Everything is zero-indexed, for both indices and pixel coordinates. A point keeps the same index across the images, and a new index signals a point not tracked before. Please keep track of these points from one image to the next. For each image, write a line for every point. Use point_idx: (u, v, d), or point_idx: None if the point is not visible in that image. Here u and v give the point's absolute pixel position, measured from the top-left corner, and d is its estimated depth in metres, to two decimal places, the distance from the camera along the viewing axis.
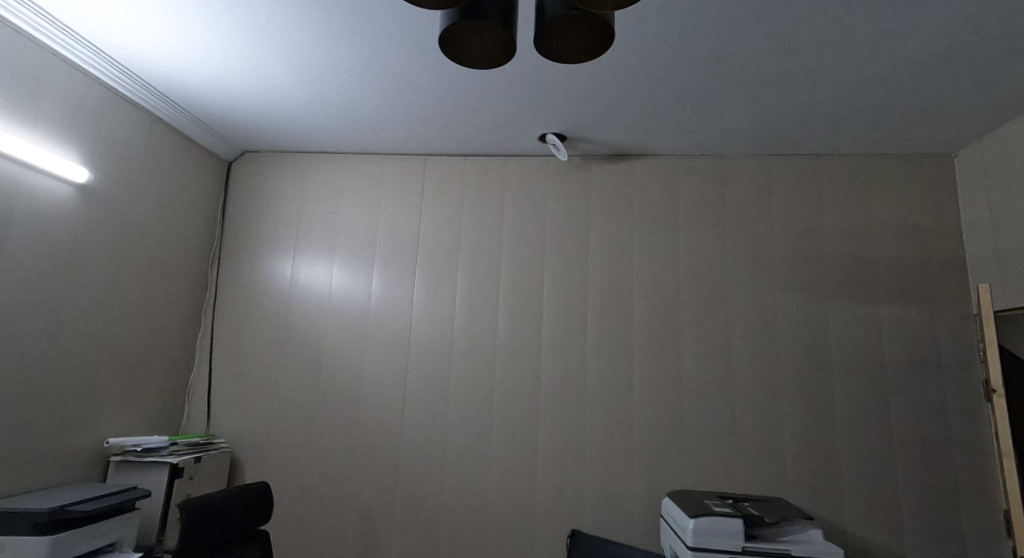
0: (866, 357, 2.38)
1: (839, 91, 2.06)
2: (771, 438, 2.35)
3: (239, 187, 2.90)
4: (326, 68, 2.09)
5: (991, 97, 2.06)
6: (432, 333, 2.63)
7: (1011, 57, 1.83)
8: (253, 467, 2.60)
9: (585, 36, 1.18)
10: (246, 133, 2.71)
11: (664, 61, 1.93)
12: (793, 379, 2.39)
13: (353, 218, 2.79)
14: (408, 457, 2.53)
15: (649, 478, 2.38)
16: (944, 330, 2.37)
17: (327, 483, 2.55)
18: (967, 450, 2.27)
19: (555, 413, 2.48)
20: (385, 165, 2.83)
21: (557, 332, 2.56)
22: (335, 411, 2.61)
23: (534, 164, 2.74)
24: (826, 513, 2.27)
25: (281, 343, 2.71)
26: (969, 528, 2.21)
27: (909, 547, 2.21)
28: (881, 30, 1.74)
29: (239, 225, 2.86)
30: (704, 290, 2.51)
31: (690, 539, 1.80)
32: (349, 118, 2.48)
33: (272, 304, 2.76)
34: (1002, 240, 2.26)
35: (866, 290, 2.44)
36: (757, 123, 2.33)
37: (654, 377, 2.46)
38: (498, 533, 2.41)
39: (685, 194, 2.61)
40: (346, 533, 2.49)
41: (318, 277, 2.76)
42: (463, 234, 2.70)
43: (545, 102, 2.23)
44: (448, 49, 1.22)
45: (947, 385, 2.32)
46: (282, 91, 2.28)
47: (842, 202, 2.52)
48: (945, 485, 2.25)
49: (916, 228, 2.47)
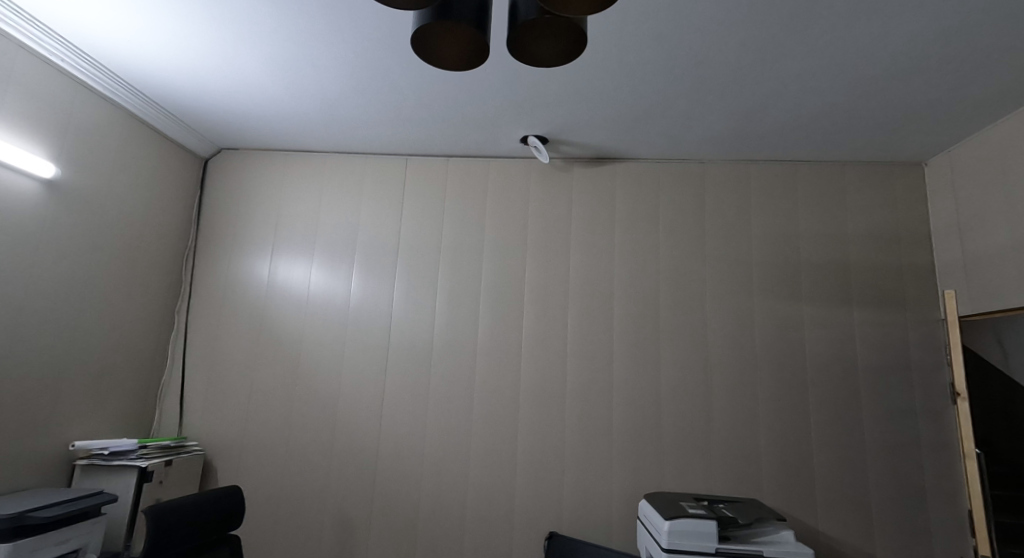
0: (840, 361, 2.43)
1: (814, 97, 2.10)
2: (746, 440, 2.38)
3: (215, 185, 2.85)
4: (305, 67, 2.07)
5: (958, 107, 2.12)
6: (412, 335, 2.61)
7: (976, 69, 1.89)
8: (227, 470, 2.55)
9: (561, 36, 1.18)
10: (223, 130, 2.66)
11: (644, 66, 1.95)
12: (769, 382, 2.43)
13: (333, 218, 2.76)
14: (386, 460, 2.50)
15: (627, 480, 2.39)
16: (914, 334, 2.43)
17: (303, 486, 2.51)
18: (935, 452, 2.32)
19: (534, 414, 2.49)
20: (366, 165, 2.80)
21: (537, 335, 2.56)
22: (312, 412, 2.58)
23: (516, 166, 2.74)
24: (800, 514, 2.30)
25: (257, 344, 2.67)
26: (936, 528, 2.26)
27: (878, 547, 2.26)
28: (854, 40, 1.78)
29: (215, 224, 2.81)
30: (682, 294, 2.54)
31: (665, 541, 1.82)
32: (328, 117, 2.45)
33: (248, 304, 2.72)
34: (969, 247, 2.33)
35: (841, 294, 2.49)
36: (735, 129, 2.36)
37: (634, 380, 2.48)
38: (476, 535, 2.41)
39: (665, 198, 2.64)
40: (322, 537, 2.46)
41: (297, 277, 2.72)
42: (445, 235, 2.69)
43: (526, 104, 2.23)
44: (422, 50, 1.22)
45: (915, 388, 2.38)
46: (259, 88, 2.25)
47: (818, 207, 2.57)
48: (912, 486, 2.30)
49: (888, 234, 2.53)
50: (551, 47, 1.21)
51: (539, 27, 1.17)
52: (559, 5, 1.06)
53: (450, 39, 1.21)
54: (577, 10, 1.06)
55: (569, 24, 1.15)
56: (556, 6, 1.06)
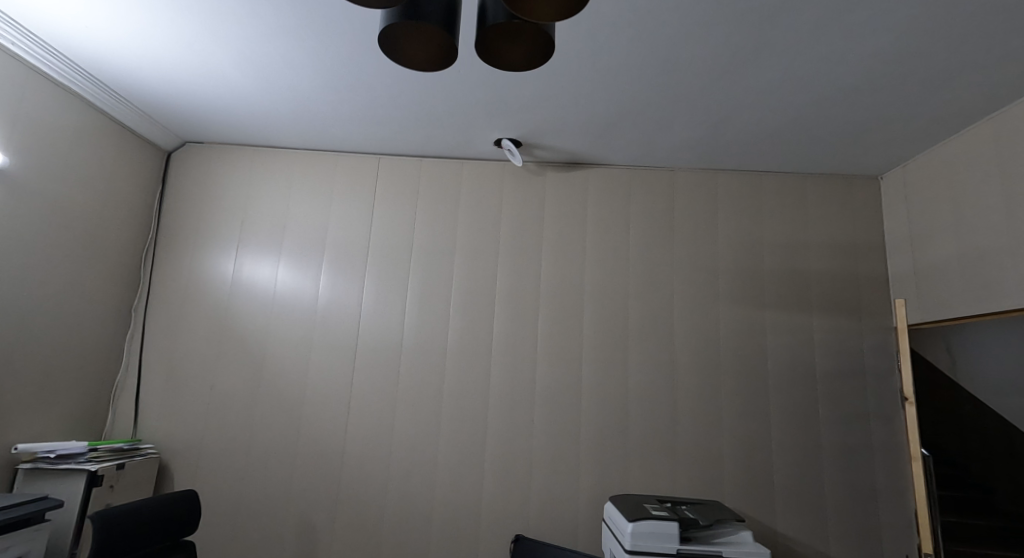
0: (800, 366, 2.50)
1: (778, 110, 2.16)
2: (709, 443, 2.43)
3: (179, 178, 2.77)
4: (274, 61, 2.03)
5: (911, 124, 2.22)
6: (381, 336, 2.58)
7: (928, 89, 1.99)
8: (184, 473, 2.47)
9: (529, 42, 1.20)
10: (189, 123, 2.59)
11: (616, 74, 1.98)
12: (733, 386, 2.48)
13: (303, 216, 2.71)
14: (352, 462, 2.47)
15: (593, 482, 2.41)
16: (869, 341, 2.53)
17: (264, 489, 2.45)
18: (886, 454, 2.42)
19: (503, 417, 2.49)
20: (338, 163, 2.76)
21: (508, 337, 2.56)
22: (276, 413, 2.52)
23: (490, 168, 2.74)
24: (760, 515, 2.36)
25: (220, 343, 2.60)
26: (886, 528, 2.35)
27: (832, 547, 2.33)
28: (816, 56, 1.84)
29: (178, 219, 2.72)
30: (651, 299, 2.58)
31: (628, 542, 1.84)
32: (299, 113, 2.41)
33: (211, 303, 2.64)
34: (920, 258, 2.43)
35: (801, 301, 2.57)
36: (703, 138, 2.41)
37: (602, 384, 2.50)
38: (442, 539, 2.39)
39: (636, 204, 2.68)
40: (283, 542, 2.40)
41: (263, 275, 2.66)
42: (417, 235, 2.67)
43: (499, 107, 2.24)
44: (390, 49, 1.21)
45: (869, 393, 2.48)
46: (225, 80, 2.19)
47: (781, 216, 2.65)
48: (865, 487, 2.39)
49: (847, 244, 2.62)
50: (520, 52, 1.22)
51: (507, 30, 1.18)
52: (526, 11, 1.06)
53: (419, 40, 1.21)
54: (545, 17, 1.07)
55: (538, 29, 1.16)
56: (523, 11, 1.06)
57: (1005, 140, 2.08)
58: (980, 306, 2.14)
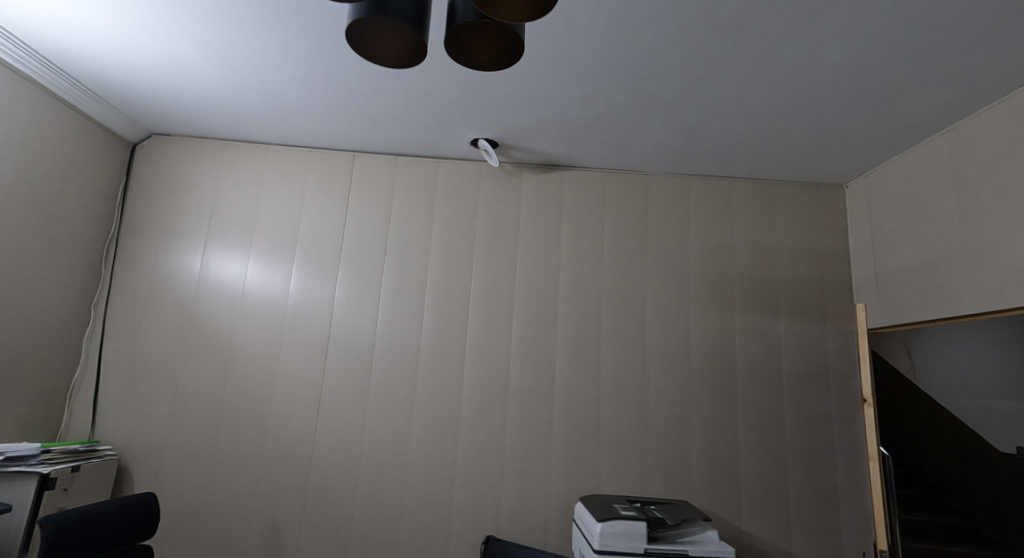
0: (766, 368, 2.56)
1: (748, 118, 2.21)
2: (679, 443, 2.47)
3: (144, 171, 2.68)
4: (244, 53, 1.99)
5: (875, 135, 2.29)
6: (353, 336, 2.55)
7: (890, 101, 2.05)
8: (144, 476, 2.40)
9: (498, 43, 1.20)
10: (155, 114, 2.51)
11: (590, 77, 1.99)
12: (702, 388, 2.52)
13: (274, 212, 2.66)
14: (321, 463, 2.43)
15: (564, 482, 2.42)
16: (833, 344, 2.60)
17: (228, 491, 2.39)
18: (847, 454, 2.49)
19: (475, 417, 2.48)
20: (311, 159, 2.72)
21: (481, 338, 2.55)
22: (243, 413, 2.46)
23: (466, 168, 2.73)
24: (725, 514, 2.41)
25: (184, 341, 2.53)
26: (846, 526, 2.42)
27: (794, 544, 2.39)
28: (784, 66, 1.88)
29: (142, 213, 2.64)
30: (624, 301, 2.61)
31: (596, 542, 1.85)
32: (270, 108, 2.36)
33: (176, 300, 2.57)
34: (881, 264, 2.51)
35: (769, 305, 2.63)
36: (677, 144, 2.45)
37: (575, 385, 2.52)
38: (412, 540, 2.37)
39: (611, 206, 2.70)
40: (248, 544, 2.35)
41: (232, 272, 2.60)
42: (391, 233, 2.65)
43: (474, 106, 2.23)
44: (357, 45, 1.20)
45: (832, 394, 2.55)
46: (192, 71, 2.13)
47: (751, 222, 2.71)
48: (827, 486, 2.46)
49: (813, 249, 2.69)
50: (489, 51, 1.22)
51: (477, 29, 1.18)
52: (494, 11, 1.06)
53: (387, 36, 1.20)
54: (513, 19, 1.07)
55: (510, 31, 1.17)
56: (494, 13, 1.06)
57: (960, 152, 2.16)
58: (935, 312, 2.22)
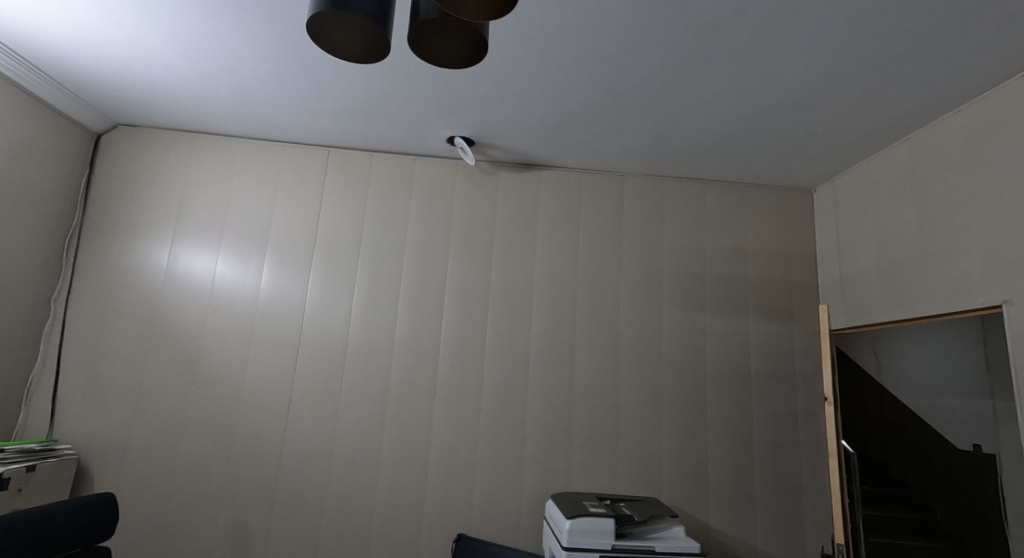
0: (735, 367, 2.61)
1: (719, 121, 2.24)
2: (649, 441, 2.50)
3: (109, 163, 2.60)
4: (213, 44, 1.94)
5: (842, 140, 2.36)
6: (325, 334, 2.52)
7: (856, 107, 2.11)
8: (105, 476, 2.33)
9: (462, 40, 1.20)
10: (121, 104, 2.44)
11: (565, 78, 2.01)
12: (673, 387, 2.56)
13: (246, 206, 2.61)
14: (290, 462, 2.39)
15: (536, 480, 2.44)
16: (799, 344, 2.67)
17: (194, 490, 2.34)
18: (811, 452, 2.56)
19: (449, 415, 2.47)
20: (284, 154, 2.67)
21: (456, 337, 2.55)
22: (210, 411, 2.41)
23: (443, 166, 2.72)
24: (693, 510, 2.45)
25: (149, 339, 2.46)
26: (810, 521, 2.49)
27: (760, 539, 2.45)
28: (753, 71, 1.92)
29: (107, 205, 2.56)
30: (598, 301, 2.63)
31: (565, 539, 1.87)
32: (242, 100, 2.31)
33: (143, 295, 2.50)
34: (846, 267, 2.59)
35: (739, 306, 2.68)
36: (650, 145, 2.47)
37: (549, 384, 2.53)
38: (383, 538, 2.35)
39: (587, 207, 2.72)
40: (214, 544, 2.31)
41: (200, 267, 2.54)
42: (366, 229, 2.62)
43: (450, 104, 2.22)
44: (319, 38, 1.18)
45: (798, 393, 2.61)
46: (160, 60, 2.07)
47: (723, 224, 2.76)
48: (792, 483, 2.52)
49: (782, 252, 2.76)
50: (454, 48, 1.22)
51: (442, 25, 1.18)
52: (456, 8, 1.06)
53: (349, 30, 1.19)
54: (475, 16, 1.07)
55: (473, 30, 1.17)
56: (454, 9, 1.06)
57: (919, 160, 2.24)
58: (895, 314, 2.29)
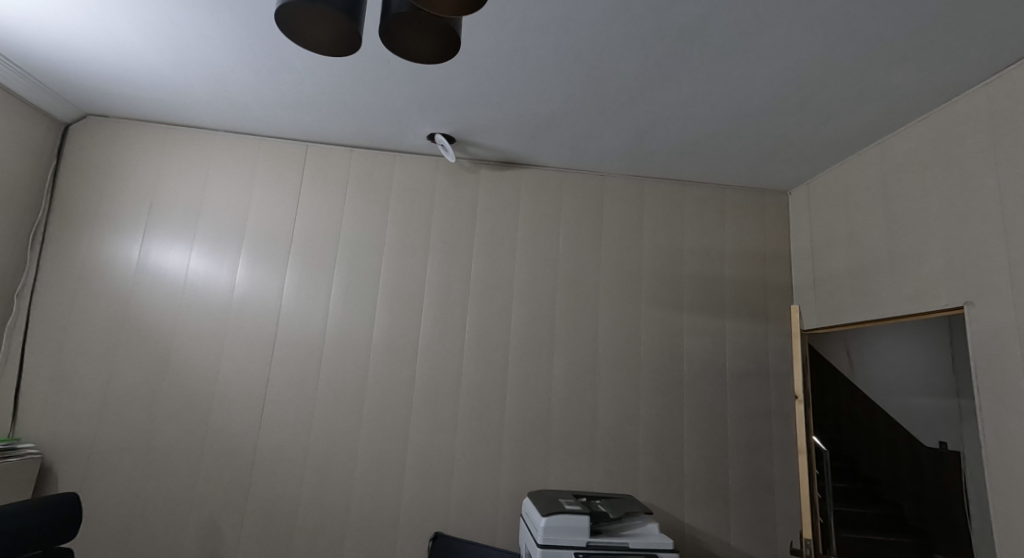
0: (711, 365, 2.65)
1: (697, 123, 2.27)
2: (627, 439, 2.52)
3: (78, 153, 2.53)
4: (186, 33, 1.90)
5: (817, 144, 2.40)
6: (302, 331, 2.48)
7: (829, 112, 2.15)
8: (71, 475, 2.27)
9: (434, 37, 1.20)
10: (90, 94, 2.37)
11: (546, 77, 2.01)
12: (651, 385, 2.59)
13: (221, 200, 2.56)
14: (264, 462, 2.36)
15: (514, 478, 2.44)
16: (773, 344, 2.72)
17: (164, 490, 2.30)
18: (784, 449, 2.61)
19: (426, 413, 2.46)
20: (261, 148, 2.62)
21: (435, 335, 2.54)
22: (181, 409, 2.36)
23: (423, 163, 2.70)
24: (669, 507, 2.48)
25: (118, 335, 2.40)
26: (782, 517, 2.54)
27: (733, 535, 2.49)
28: (730, 75, 1.95)
29: (75, 197, 2.49)
30: (576, 300, 2.64)
31: (541, 537, 1.88)
32: (216, 92, 2.26)
33: (112, 289, 2.44)
34: (819, 269, 2.64)
35: (715, 306, 2.72)
36: (630, 145, 2.49)
37: (527, 382, 2.53)
38: (358, 537, 2.34)
39: (567, 206, 2.73)
40: (184, 544, 2.26)
41: (173, 262, 2.49)
42: (345, 225, 2.59)
43: (430, 100, 2.20)
44: (289, 29, 1.17)
45: (772, 392, 2.66)
46: (130, 50, 2.02)
47: (702, 224, 2.79)
48: (764, 479, 2.57)
49: (757, 253, 2.81)
50: (427, 44, 1.21)
51: (414, 20, 1.18)
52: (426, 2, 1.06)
53: (319, 23, 1.18)
54: (446, 11, 1.07)
55: (445, 24, 1.16)
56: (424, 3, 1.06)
57: (889, 165, 2.30)
58: (864, 315, 2.35)
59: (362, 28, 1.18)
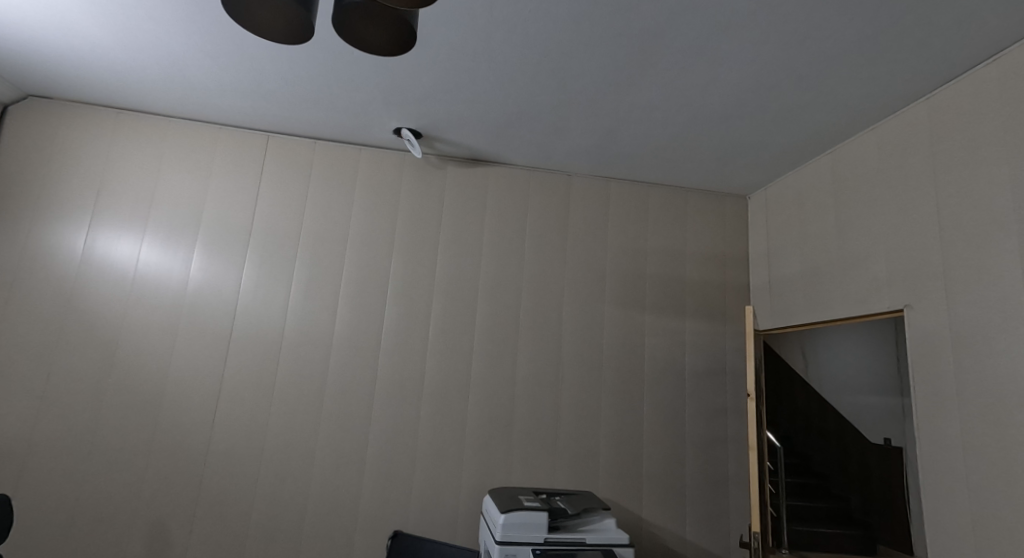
0: (671, 364, 2.71)
1: (661, 126, 2.31)
2: (587, 436, 2.56)
3: (17, 135, 2.39)
4: (135, 15, 1.82)
5: (774, 150, 2.48)
6: (259, 326, 2.41)
7: (786, 119, 2.22)
8: (5, 476, 2.15)
9: (390, 28, 1.18)
10: (31, 74, 2.24)
11: (512, 75, 2.00)
12: (612, 383, 2.63)
13: (175, 188, 2.46)
14: (218, 461, 2.29)
15: (475, 475, 2.44)
16: (730, 343, 2.80)
17: (108, 490, 2.20)
18: (739, 445, 2.69)
19: (388, 410, 2.43)
20: (219, 138, 2.54)
21: (398, 332, 2.51)
22: (128, 406, 2.27)
23: (389, 157, 2.66)
24: (627, 502, 2.52)
25: (59, 329, 2.28)
26: (734, 511, 2.62)
27: (688, 529, 2.56)
28: (691, 80, 1.99)
29: (12, 181, 2.35)
30: (541, 299, 2.65)
31: (499, 533, 1.88)
32: (172, 78, 2.18)
33: (53, 279, 2.31)
34: (775, 272, 2.73)
35: (676, 306, 2.78)
36: (596, 146, 2.51)
37: (491, 380, 2.53)
38: (315, 537, 2.29)
39: (535, 204, 2.74)
40: (129, 547, 2.18)
41: (121, 252, 2.38)
42: (307, 219, 2.53)
43: (394, 94, 2.17)
44: (240, 15, 1.14)
45: (728, 390, 2.74)
46: (76, 29, 1.92)
47: (665, 226, 2.85)
48: (719, 474, 2.64)
49: (717, 256, 2.88)
50: (382, 37, 1.20)
51: (368, 10, 1.16)
52: None
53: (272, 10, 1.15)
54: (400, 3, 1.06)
55: (400, 17, 1.15)
56: None
57: (840, 173, 2.39)
58: (814, 316, 2.44)
59: (315, 18, 1.17)
